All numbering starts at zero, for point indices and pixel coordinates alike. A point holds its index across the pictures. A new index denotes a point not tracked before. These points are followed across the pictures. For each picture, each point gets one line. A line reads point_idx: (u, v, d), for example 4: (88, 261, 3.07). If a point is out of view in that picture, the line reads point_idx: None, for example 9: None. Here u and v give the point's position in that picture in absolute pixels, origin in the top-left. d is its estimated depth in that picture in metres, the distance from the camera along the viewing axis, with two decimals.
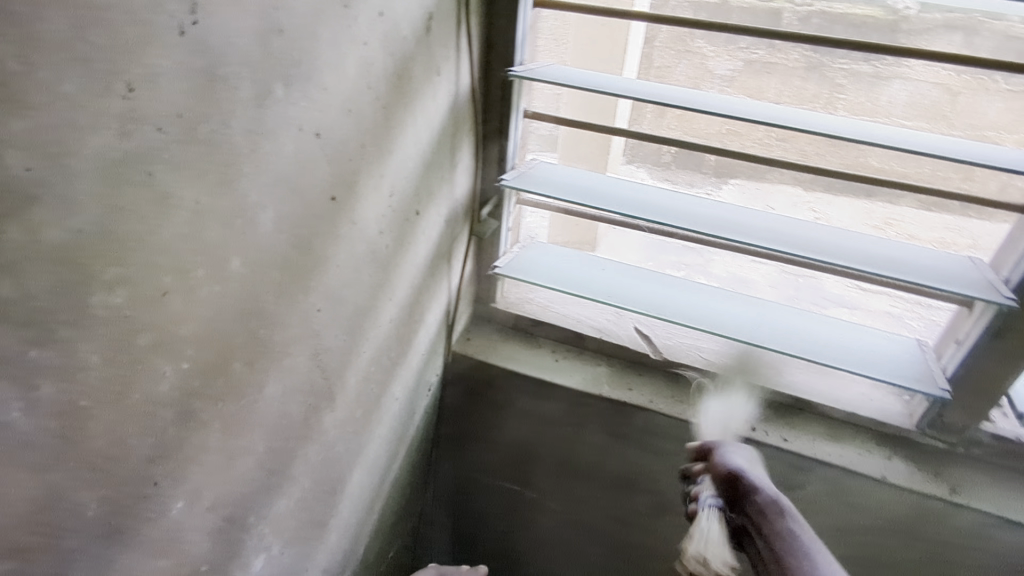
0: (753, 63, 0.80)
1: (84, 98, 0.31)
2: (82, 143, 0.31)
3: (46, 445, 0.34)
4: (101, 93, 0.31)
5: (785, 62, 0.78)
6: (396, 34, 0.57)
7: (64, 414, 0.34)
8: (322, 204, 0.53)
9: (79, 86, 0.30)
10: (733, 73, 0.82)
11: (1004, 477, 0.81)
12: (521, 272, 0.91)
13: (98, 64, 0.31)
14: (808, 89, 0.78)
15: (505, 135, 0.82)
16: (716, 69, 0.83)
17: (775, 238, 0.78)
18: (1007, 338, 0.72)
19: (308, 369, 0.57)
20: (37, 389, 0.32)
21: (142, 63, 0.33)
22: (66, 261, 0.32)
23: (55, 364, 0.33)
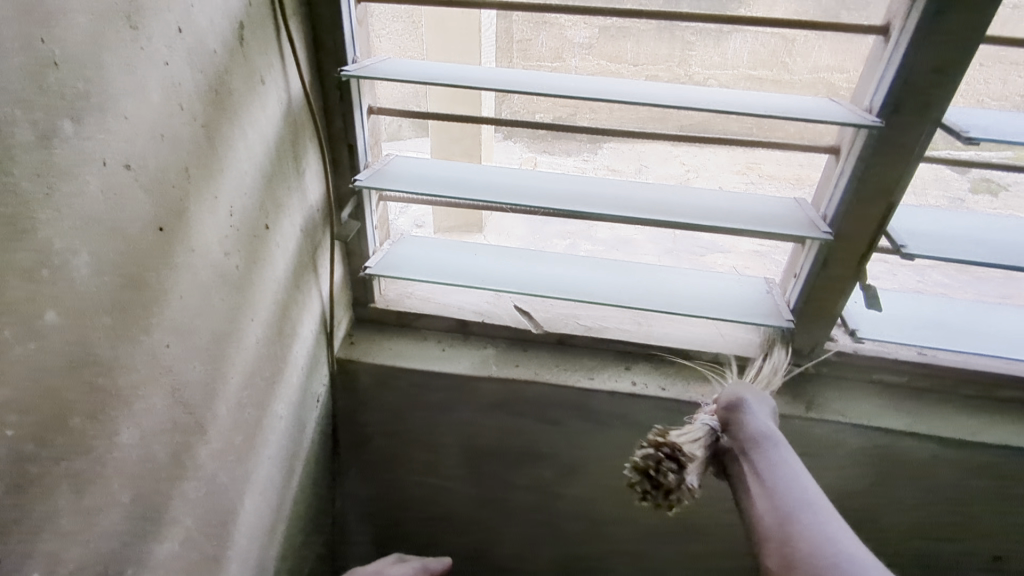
0: (609, 30, 0.96)
1: None
2: None
3: None
4: None
5: (638, 27, 0.93)
6: (203, 49, 0.55)
7: None
8: (149, 238, 0.50)
9: None
10: (592, 40, 0.98)
11: (851, 389, 0.91)
12: (391, 267, 0.90)
13: None
14: (661, 51, 0.94)
15: (350, 136, 0.81)
16: (576, 38, 0.99)
17: (625, 204, 0.83)
18: (834, 266, 0.81)
19: (166, 408, 0.55)
20: None
21: None
22: None
23: None
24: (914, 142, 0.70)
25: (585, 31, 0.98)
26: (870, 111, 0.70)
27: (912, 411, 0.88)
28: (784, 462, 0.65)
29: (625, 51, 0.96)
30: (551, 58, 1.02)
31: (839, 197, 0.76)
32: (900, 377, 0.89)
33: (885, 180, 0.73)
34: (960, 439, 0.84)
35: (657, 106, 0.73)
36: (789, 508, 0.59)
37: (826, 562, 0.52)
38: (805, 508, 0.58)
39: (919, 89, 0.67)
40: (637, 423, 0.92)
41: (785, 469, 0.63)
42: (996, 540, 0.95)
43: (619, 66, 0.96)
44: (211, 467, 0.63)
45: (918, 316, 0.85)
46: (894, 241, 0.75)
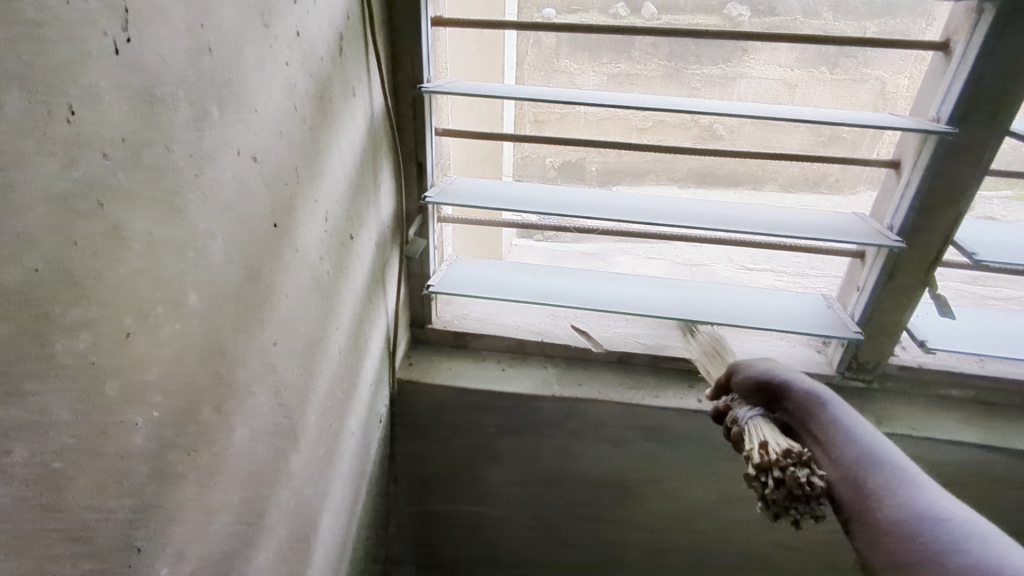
0: (616, 76, 1.03)
1: (24, 123, 0.28)
2: (27, 176, 0.28)
3: (21, 520, 0.30)
4: (40, 116, 0.29)
5: (644, 72, 1.00)
6: (313, 55, 0.56)
7: (38, 484, 0.31)
8: (265, 233, 0.51)
9: (19, 112, 0.28)
10: (602, 85, 1.04)
11: (916, 403, 0.90)
12: (453, 285, 0.91)
13: (30, 81, 0.28)
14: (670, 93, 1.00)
15: (421, 154, 0.82)
16: (587, 83, 1.06)
17: (689, 217, 0.84)
18: (900, 276, 0.82)
19: (269, 410, 0.54)
20: (12, 454, 0.29)
21: (78, 82, 0.31)
22: (21, 305, 0.29)
23: (25, 435, 0.29)
24: (981, 149, 0.72)
25: (595, 78, 1.05)
26: (937, 121, 0.72)
27: (981, 424, 0.87)
28: (841, 422, 0.55)
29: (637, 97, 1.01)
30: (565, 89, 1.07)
31: (905, 207, 0.78)
32: (965, 391, 0.89)
33: (952, 188, 0.75)
34: None
35: (725, 116, 0.75)
36: (862, 478, 0.49)
37: (892, 517, 0.45)
38: (896, 486, 0.47)
39: (986, 97, 0.69)
40: (702, 441, 0.91)
41: (833, 423, 0.55)
42: None
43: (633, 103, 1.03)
44: (299, 477, 0.61)
45: (983, 326, 0.85)
46: (964, 249, 0.76)
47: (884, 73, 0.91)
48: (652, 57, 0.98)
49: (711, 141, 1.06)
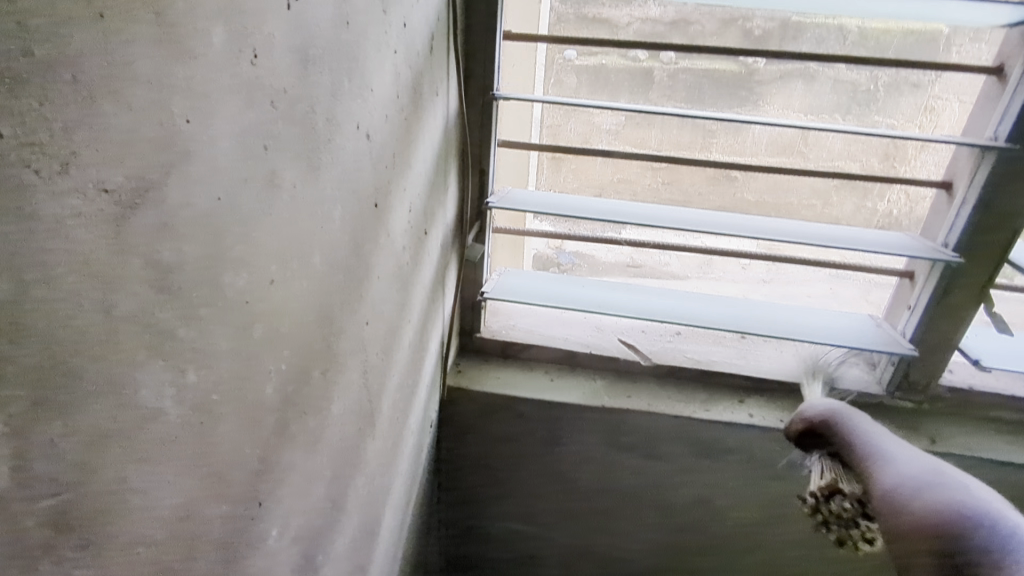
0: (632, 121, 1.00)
1: (225, 56, 0.30)
2: (222, 107, 0.30)
3: (185, 445, 0.30)
4: (235, 54, 0.30)
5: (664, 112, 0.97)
6: (412, 49, 0.58)
7: (201, 412, 0.31)
8: (369, 211, 0.52)
9: (223, 46, 0.29)
10: (618, 128, 1.01)
11: (968, 424, 0.90)
12: (506, 293, 0.91)
13: (233, 19, 0.30)
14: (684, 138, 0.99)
15: (484, 160, 0.84)
16: (603, 125, 1.01)
17: (745, 231, 0.85)
18: (955, 294, 0.83)
19: (357, 389, 0.54)
20: (186, 376, 0.29)
21: (262, 29, 0.32)
22: (205, 229, 0.30)
23: (195, 360, 0.30)
24: None
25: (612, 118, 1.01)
26: (995, 140, 0.74)
27: None
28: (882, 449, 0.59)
29: (648, 139, 1.01)
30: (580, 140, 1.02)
31: (961, 224, 0.79)
32: (1017, 412, 0.89)
33: (1009, 206, 0.77)
34: None
35: (786, 130, 0.77)
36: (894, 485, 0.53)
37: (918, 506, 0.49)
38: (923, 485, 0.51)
39: None
40: (752, 457, 0.90)
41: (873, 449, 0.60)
42: None
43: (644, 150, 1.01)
44: (374, 464, 0.61)
45: None
46: (1021, 266, 0.77)
47: (895, 121, 0.89)
48: (671, 98, 0.95)
49: (724, 185, 1.04)
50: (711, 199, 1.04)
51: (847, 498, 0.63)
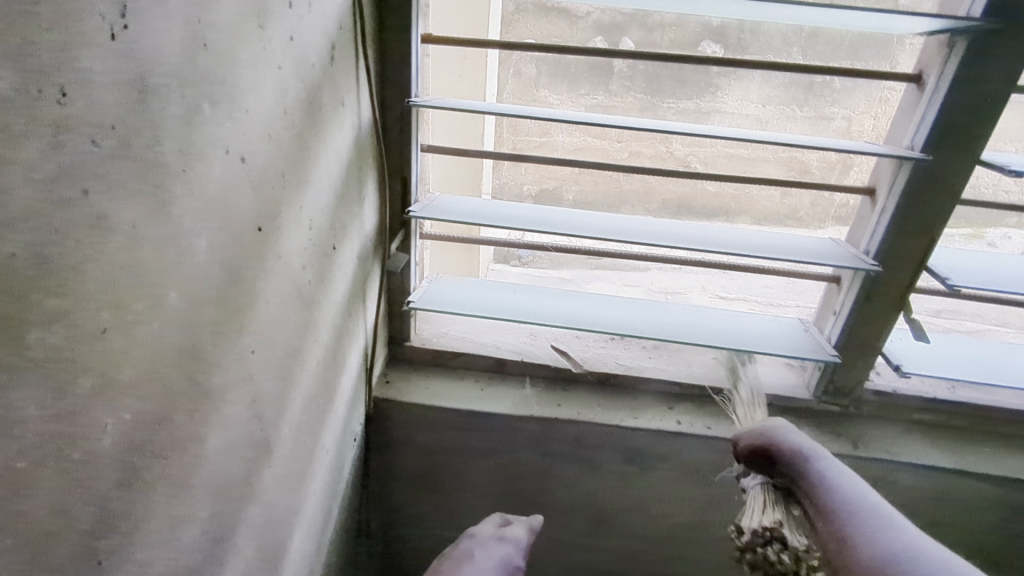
0: (593, 107, 1.03)
1: (10, 99, 0.27)
2: (10, 157, 0.28)
3: None
4: (26, 96, 0.28)
5: (621, 104, 1.02)
6: (305, 61, 0.55)
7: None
8: (251, 237, 0.49)
9: (7, 89, 0.27)
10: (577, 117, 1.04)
11: (892, 428, 0.91)
12: (433, 302, 0.90)
13: (19, 61, 0.27)
14: (644, 128, 1.01)
15: (406, 168, 0.82)
16: (562, 118, 1.06)
17: (671, 238, 0.85)
18: (875, 301, 0.83)
19: (242, 420, 0.52)
20: None
21: (69, 66, 0.30)
22: None
23: None
24: (953, 178, 0.75)
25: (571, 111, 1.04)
26: (912, 149, 0.75)
27: (955, 450, 0.88)
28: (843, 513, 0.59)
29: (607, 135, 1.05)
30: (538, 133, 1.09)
31: (881, 233, 0.80)
32: (939, 415, 0.91)
33: (926, 215, 0.77)
34: (1005, 477, 0.85)
35: (708, 139, 0.77)
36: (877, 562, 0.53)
37: None
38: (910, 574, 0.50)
39: (959, 127, 0.72)
40: (681, 464, 0.90)
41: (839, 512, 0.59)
42: None
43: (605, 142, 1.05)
44: (270, 492, 0.59)
45: (956, 353, 0.87)
46: (937, 274, 0.78)
47: (850, 112, 0.93)
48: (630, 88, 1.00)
49: (688, 169, 1.06)
50: (668, 190, 1.11)
51: (787, 550, 0.62)
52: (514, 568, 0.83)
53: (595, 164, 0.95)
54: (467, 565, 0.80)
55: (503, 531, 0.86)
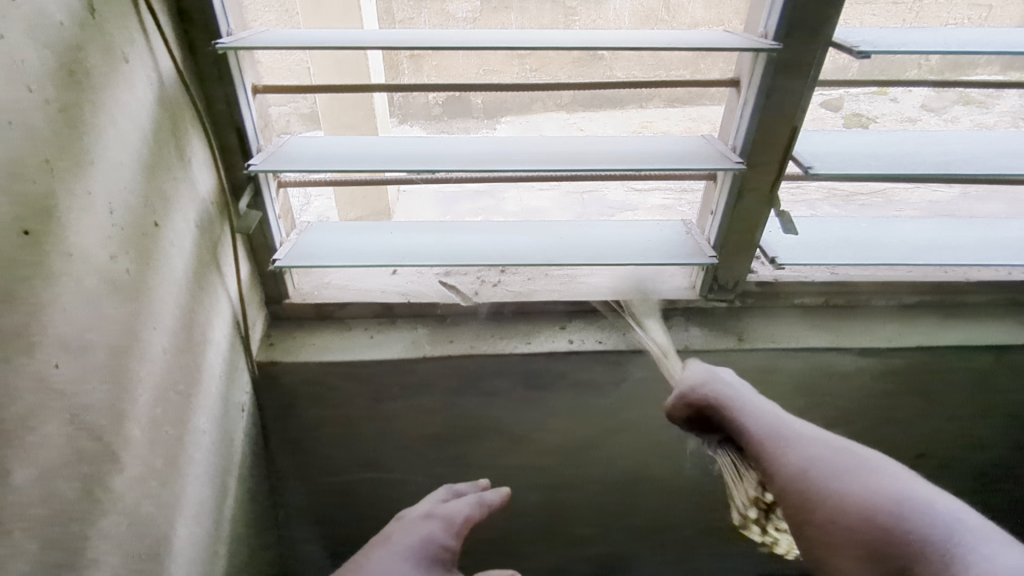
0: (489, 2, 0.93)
1: None
2: None
3: None
4: None
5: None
6: (45, 22, 0.47)
7: None
8: (15, 245, 0.43)
9: None
10: (474, 13, 0.95)
11: (775, 315, 0.94)
12: (302, 256, 0.85)
13: None
14: (545, 15, 0.92)
15: (237, 118, 0.74)
16: (457, 12, 0.95)
17: (540, 158, 0.81)
18: (748, 197, 0.83)
19: (65, 439, 0.48)
20: None
21: None
22: None
23: None
24: (808, 63, 0.72)
25: (466, 6, 0.95)
26: (765, 37, 0.72)
27: (833, 328, 0.92)
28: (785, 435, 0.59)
29: (510, 22, 0.94)
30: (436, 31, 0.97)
31: (745, 127, 0.78)
32: (818, 297, 0.94)
33: (786, 105, 0.75)
34: (877, 347, 0.90)
35: (560, 50, 0.72)
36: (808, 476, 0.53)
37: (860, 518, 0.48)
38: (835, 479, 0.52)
39: (810, 7, 0.68)
40: (579, 380, 0.92)
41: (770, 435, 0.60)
42: (916, 440, 1.02)
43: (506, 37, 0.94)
44: (131, 496, 0.56)
45: (827, 236, 0.89)
46: (801, 163, 0.77)
47: None
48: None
49: (593, 63, 1.01)
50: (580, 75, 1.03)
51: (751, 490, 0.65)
52: (436, 549, 0.72)
53: (459, 85, 0.88)
54: (377, 550, 0.71)
55: (437, 505, 0.78)
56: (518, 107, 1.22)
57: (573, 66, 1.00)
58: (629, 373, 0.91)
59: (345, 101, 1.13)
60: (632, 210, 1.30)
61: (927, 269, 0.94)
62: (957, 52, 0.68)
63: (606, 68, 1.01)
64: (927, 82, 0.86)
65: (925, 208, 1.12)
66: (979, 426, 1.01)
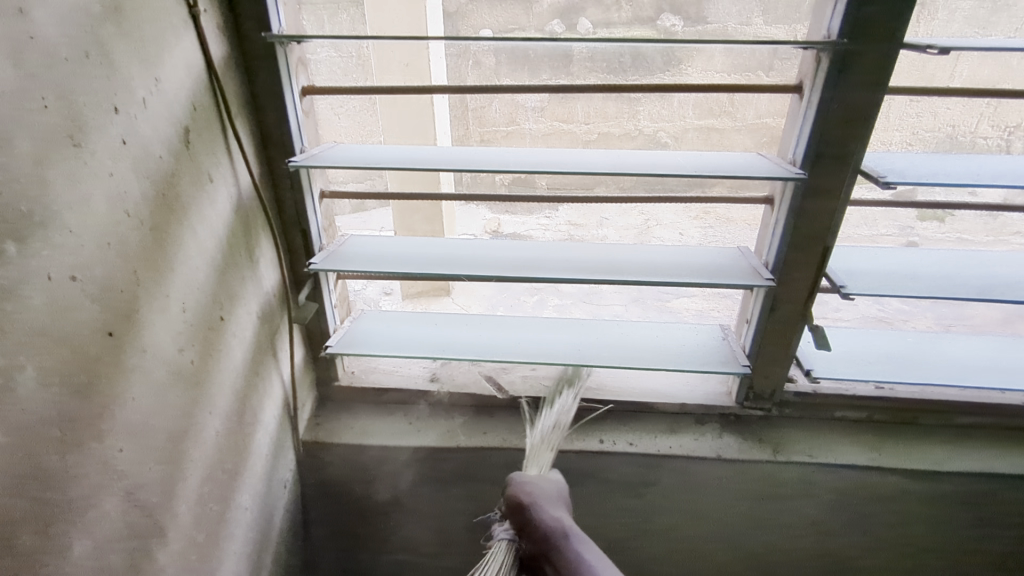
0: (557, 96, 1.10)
1: None
2: None
3: None
4: None
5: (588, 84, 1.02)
6: (148, 157, 0.56)
7: None
8: (99, 345, 0.50)
9: None
10: (543, 105, 1.11)
11: (815, 427, 0.93)
12: (353, 344, 0.92)
13: None
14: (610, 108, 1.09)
15: (303, 222, 0.83)
16: (528, 104, 1.12)
17: (578, 265, 0.87)
18: (781, 309, 0.84)
19: (119, 516, 0.53)
20: None
21: None
22: None
23: None
24: (836, 190, 0.75)
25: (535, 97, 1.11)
26: (792, 165, 0.75)
27: (876, 445, 0.90)
28: None
29: (575, 112, 1.12)
30: (506, 122, 1.14)
31: (776, 244, 0.80)
32: (860, 412, 0.92)
33: (816, 227, 0.78)
34: (923, 470, 0.86)
35: (599, 172, 0.79)
36: None
37: None
38: None
39: (836, 138, 0.71)
40: (609, 480, 0.92)
41: None
42: (974, 570, 0.96)
43: (570, 124, 1.12)
44: (171, 570, 0.61)
45: (867, 352, 0.89)
46: (834, 282, 0.79)
47: None
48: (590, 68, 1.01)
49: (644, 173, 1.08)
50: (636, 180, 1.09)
51: None
52: None
53: (514, 193, 0.97)
54: None
55: None
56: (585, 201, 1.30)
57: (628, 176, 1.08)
58: (660, 477, 0.91)
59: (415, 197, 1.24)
60: (689, 302, 1.32)
61: (981, 390, 0.91)
62: (986, 186, 0.70)
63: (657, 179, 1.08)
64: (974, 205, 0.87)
65: (989, 323, 1.09)
66: None
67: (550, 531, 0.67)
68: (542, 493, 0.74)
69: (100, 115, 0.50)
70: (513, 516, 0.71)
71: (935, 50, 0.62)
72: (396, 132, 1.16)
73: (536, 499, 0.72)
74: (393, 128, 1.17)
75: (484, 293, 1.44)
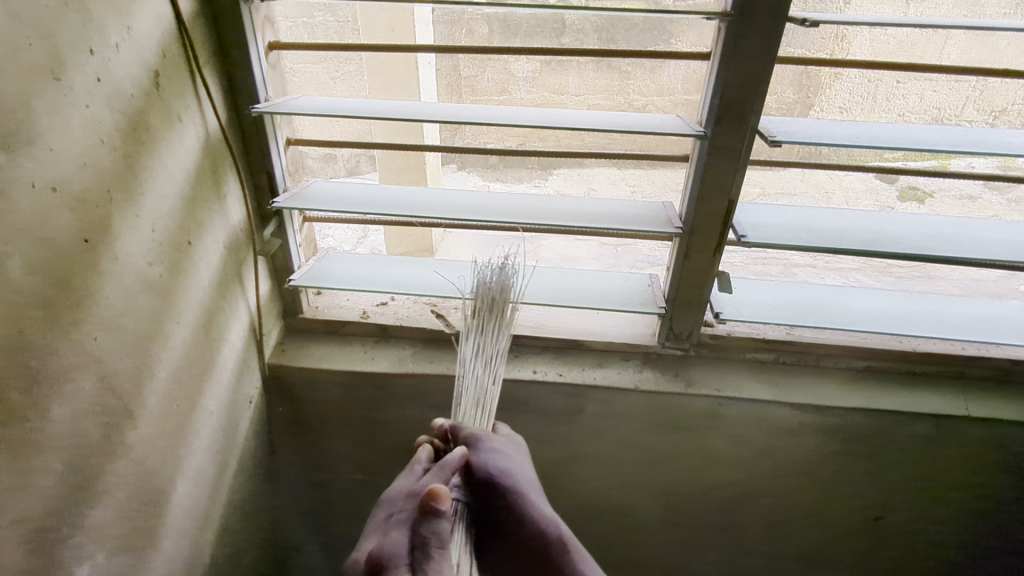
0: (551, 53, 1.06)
1: None
2: None
3: None
4: None
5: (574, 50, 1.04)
6: (121, 94, 0.66)
7: None
8: (76, 248, 0.61)
9: None
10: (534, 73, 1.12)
11: (727, 366, 1.03)
12: (315, 279, 1.02)
13: None
14: (601, 79, 1.08)
15: (268, 164, 0.93)
16: (519, 72, 1.13)
17: (520, 213, 0.96)
18: (694, 257, 0.94)
19: (95, 394, 0.65)
20: None
21: None
22: None
23: None
24: (737, 148, 0.84)
25: (527, 65, 1.13)
26: (699, 124, 0.84)
27: (778, 382, 1.00)
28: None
29: (566, 83, 1.11)
30: (498, 91, 1.15)
31: (687, 197, 0.90)
32: (768, 353, 1.02)
33: (721, 181, 0.87)
34: (816, 404, 0.97)
35: (539, 128, 0.88)
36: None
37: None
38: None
39: (734, 100, 0.80)
40: (542, 408, 1.04)
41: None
42: (867, 500, 1.08)
43: (563, 95, 1.12)
44: (141, 448, 0.72)
45: (773, 300, 0.99)
46: (737, 231, 0.89)
47: None
48: (582, 40, 1.03)
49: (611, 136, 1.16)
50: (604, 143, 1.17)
51: None
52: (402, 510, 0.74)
53: (480, 150, 1.05)
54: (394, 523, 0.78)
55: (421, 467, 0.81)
56: (568, 165, 1.37)
57: (598, 140, 1.16)
58: (586, 405, 1.02)
59: (398, 156, 1.31)
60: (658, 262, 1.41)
61: (880, 337, 1.01)
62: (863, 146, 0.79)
63: (622, 142, 1.16)
64: (887, 171, 0.95)
65: (919, 286, 1.17)
66: (933, 492, 1.05)
67: (536, 530, 0.75)
68: (511, 473, 0.79)
69: (77, 54, 0.59)
70: (490, 494, 0.77)
71: (809, 24, 0.71)
72: (383, 92, 1.21)
73: (512, 487, 0.77)
74: (379, 86, 1.20)
75: (466, 253, 1.48)
